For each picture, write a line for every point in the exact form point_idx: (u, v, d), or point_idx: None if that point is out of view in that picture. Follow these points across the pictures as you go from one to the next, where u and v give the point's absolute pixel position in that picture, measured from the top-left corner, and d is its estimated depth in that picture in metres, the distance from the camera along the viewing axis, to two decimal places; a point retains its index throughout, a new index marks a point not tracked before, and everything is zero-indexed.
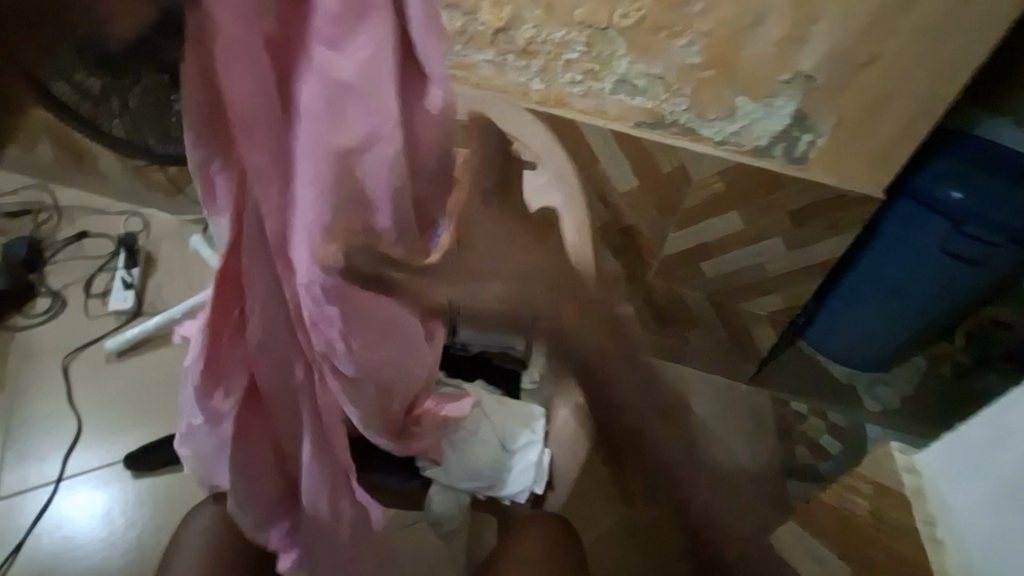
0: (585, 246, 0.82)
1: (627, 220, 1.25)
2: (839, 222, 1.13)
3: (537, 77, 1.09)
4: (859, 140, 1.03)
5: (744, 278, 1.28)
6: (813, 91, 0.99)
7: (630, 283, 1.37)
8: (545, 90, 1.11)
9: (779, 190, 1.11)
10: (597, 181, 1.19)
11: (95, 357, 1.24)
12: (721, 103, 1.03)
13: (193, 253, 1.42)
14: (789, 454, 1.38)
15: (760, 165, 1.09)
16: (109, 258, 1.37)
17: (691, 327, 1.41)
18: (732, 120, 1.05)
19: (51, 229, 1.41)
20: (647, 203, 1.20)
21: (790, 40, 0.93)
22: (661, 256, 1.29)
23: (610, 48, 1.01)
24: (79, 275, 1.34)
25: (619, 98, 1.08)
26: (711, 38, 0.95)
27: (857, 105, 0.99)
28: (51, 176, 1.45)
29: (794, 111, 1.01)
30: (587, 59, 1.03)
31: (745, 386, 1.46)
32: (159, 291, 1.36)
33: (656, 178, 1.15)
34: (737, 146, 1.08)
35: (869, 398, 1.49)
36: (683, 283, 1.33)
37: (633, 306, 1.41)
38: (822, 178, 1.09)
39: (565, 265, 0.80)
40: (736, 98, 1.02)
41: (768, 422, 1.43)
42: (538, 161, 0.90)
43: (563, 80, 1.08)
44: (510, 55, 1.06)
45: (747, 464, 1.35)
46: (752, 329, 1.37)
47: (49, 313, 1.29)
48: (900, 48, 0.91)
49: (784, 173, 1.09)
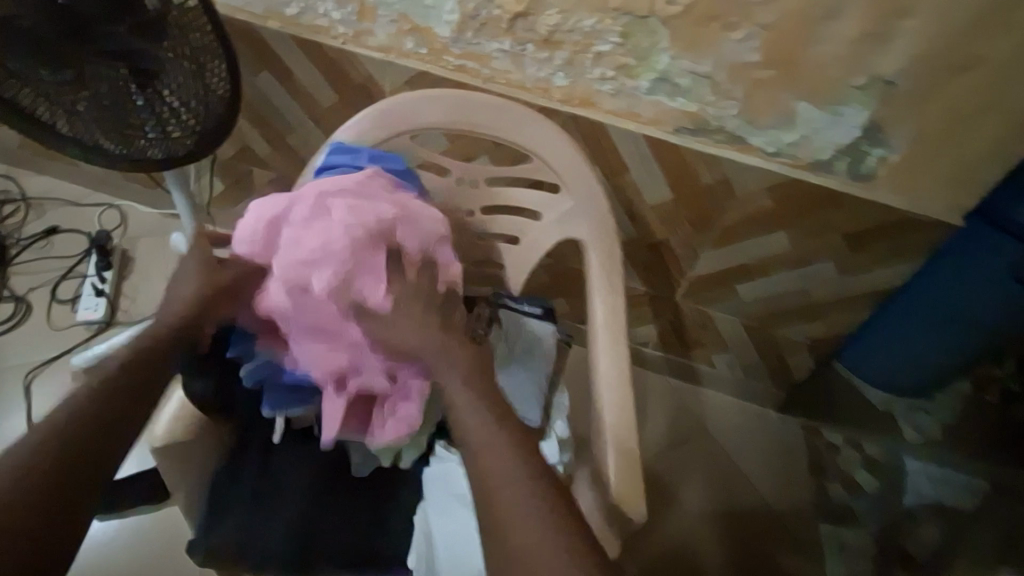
0: (614, 288, 0.72)
1: (656, 235, 1.11)
2: (903, 247, 0.99)
3: (560, 70, 0.92)
4: (938, 156, 0.88)
5: (783, 303, 1.15)
6: (891, 99, 0.82)
7: (655, 301, 1.23)
8: (570, 86, 0.94)
9: (840, 209, 0.96)
10: (624, 191, 1.05)
11: (63, 375, 1.14)
12: (779, 107, 0.87)
13: (174, 251, 1.30)
14: (823, 492, 1.29)
15: (817, 181, 0.94)
16: (80, 258, 1.27)
17: (719, 350, 1.28)
18: (789, 129, 0.89)
19: (17, 222, 1.30)
20: (681, 218, 1.06)
21: (873, 38, 0.77)
22: (692, 275, 1.15)
23: (650, 40, 0.84)
24: (46, 278, 1.24)
25: (655, 100, 0.92)
26: (772, 31, 0.78)
27: (942, 115, 0.83)
28: (17, 163, 1.34)
29: (865, 122, 0.85)
30: (620, 53, 0.87)
31: (775, 414, 1.37)
32: (133, 297, 1.25)
33: (694, 192, 1.01)
34: (792, 159, 0.93)
35: (908, 428, 1.23)
36: (716, 304, 1.19)
37: (656, 325, 1.28)
38: (887, 197, 0.93)
39: (595, 313, 0.72)
40: (796, 105, 0.86)
41: (799, 456, 1.33)
42: (563, 182, 0.75)
43: (592, 76, 0.91)
44: (530, 45, 0.90)
45: (776, 502, 1.27)
46: (788, 356, 1.25)
47: (12, 321, 1.19)
48: (1010, 48, 0.74)
49: (844, 193, 0.94)
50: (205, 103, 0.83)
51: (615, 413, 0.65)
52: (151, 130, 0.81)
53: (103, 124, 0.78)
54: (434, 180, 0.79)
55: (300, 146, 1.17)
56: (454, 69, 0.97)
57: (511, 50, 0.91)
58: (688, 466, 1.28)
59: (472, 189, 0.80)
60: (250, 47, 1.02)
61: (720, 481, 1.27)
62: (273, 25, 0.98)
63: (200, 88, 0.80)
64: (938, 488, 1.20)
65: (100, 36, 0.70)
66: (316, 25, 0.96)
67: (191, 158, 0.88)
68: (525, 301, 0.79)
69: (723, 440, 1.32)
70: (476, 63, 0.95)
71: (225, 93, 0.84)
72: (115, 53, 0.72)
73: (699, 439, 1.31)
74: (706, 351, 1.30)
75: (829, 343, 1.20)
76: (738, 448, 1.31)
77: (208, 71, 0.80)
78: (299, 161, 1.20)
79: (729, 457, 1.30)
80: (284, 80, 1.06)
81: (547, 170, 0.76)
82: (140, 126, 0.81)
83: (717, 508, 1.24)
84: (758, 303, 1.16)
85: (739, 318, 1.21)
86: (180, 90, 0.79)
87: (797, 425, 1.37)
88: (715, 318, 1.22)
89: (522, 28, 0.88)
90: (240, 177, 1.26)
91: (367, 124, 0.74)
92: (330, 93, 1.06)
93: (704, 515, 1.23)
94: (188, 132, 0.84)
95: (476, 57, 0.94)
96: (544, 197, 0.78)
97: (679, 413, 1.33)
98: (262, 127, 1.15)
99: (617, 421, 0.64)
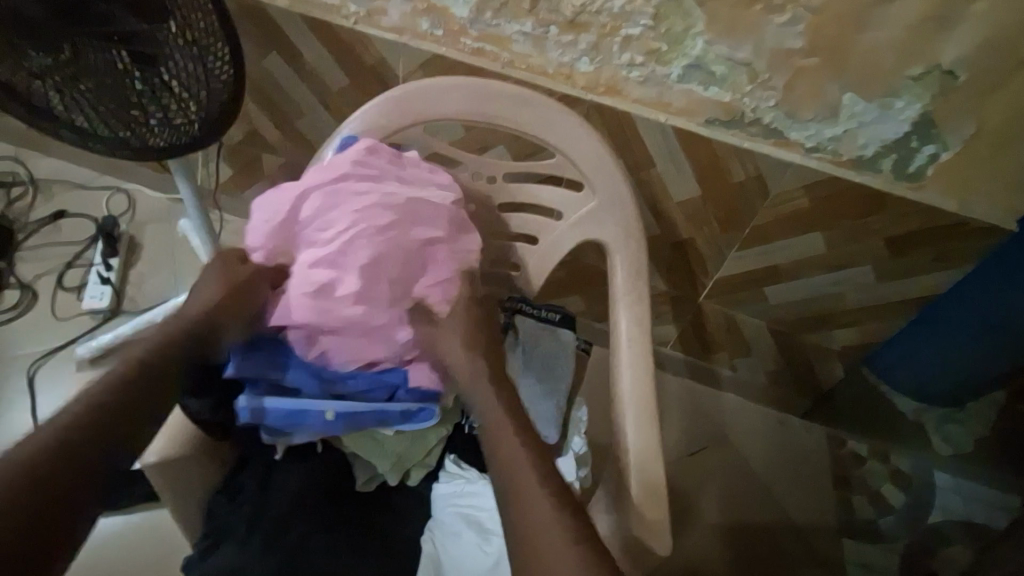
0: (636, 292, 0.70)
1: (682, 234, 1.05)
2: (948, 252, 0.92)
3: (585, 56, 0.85)
4: (996, 156, 0.80)
5: (814, 308, 1.09)
6: (948, 92, 0.75)
7: (677, 302, 1.18)
8: (595, 73, 0.87)
9: (880, 214, 0.90)
10: (650, 187, 0.99)
11: (66, 365, 1.13)
12: (822, 99, 0.80)
13: (180, 237, 1.27)
14: (846, 506, 1.24)
15: (859, 180, 0.87)
16: (85, 245, 1.25)
17: (742, 354, 1.23)
18: (833, 122, 0.82)
19: (23, 205, 1.27)
20: (710, 216, 1.00)
21: (934, 24, 0.69)
22: (718, 276, 1.09)
23: (684, 23, 0.77)
24: (50, 265, 1.22)
25: (687, 88, 0.85)
26: (822, 16, 0.71)
27: (1005, 111, 0.76)
28: (22, 143, 1.30)
29: (917, 117, 0.78)
30: (651, 37, 0.80)
31: (797, 420, 1.31)
32: (140, 285, 1.22)
33: (724, 190, 0.95)
34: (833, 155, 0.86)
35: (938, 439, 1.21)
36: (742, 307, 1.14)
37: (678, 326, 1.22)
38: (934, 198, 0.86)
39: (618, 322, 0.70)
40: (842, 96, 0.79)
41: (822, 465, 1.28)
42: (586, 179, 0.71)
43: (619, 61, 0.84)
44: (553, 28, 0.83)
45: (799, 516, 1.22)
46: (817, 363, 1.19)
47: (16, 308, 1.17)
48: None
49: (889, 194, 0.87)
50: (207, 89, 0.77)
51: (637, 431, 0.64)
52: (155, 117, 0.77)
53: (101, 110, 0.74)
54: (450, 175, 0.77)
55: (310, 132, 1.12)
56: (471, 54, 0.90)
57: (533, 33, 0.85)
58: (706, 474, 1.24)
59: (489, 185, 0.77)
60: (259, 28, 0.97)
61: (736, 490, 1.23)
62: (281, 3, 0.92)
63: (201, 73, 0.75)
64: (968, 504, 1.23)
65: (94, 15, 0.65)
66: (327, 4, 0.91)
67: (195, 145, 0.83)
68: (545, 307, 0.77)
69: (745, 449, 1.27)
70: (495, 46, 0.88)
71: (229, 76, 0.79)
72: (111, 33, 0.67)
73: (719, 447, 1.27)
74: (728, 356, 1.24)
75: (860, 351, 1.14)
76: (759, 458, 1.27)
77: (211, 54, 0.75)
78: (308, 148, 1.15)
79: (749, 467, 1.26)
80: (293, 64, 1.01)
81: (570, 165, 0.72)
82: (139, 113, 0.76)
83: (733, 521, 1.19)
84: (786, 306, 1.11)
85: (767, 323, 1.15)
86: (181, 72, 0.74)
87: (821, 431, 1.31)
88: (741, 321, 1.17)
89: (546, 9, 0.81)
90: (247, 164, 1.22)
91: (380, 114, 0.71)
92: (340, 76, 1.00)
93: (723, 528, 1.19)
94: (192, 119, 0.80)
95: (495, 39, 0.87)
96: (566, 195, 0.74)
97: (698, 420, 1.29)
98: (270, 111, 1.10)
99: (639, 440, 0.64)
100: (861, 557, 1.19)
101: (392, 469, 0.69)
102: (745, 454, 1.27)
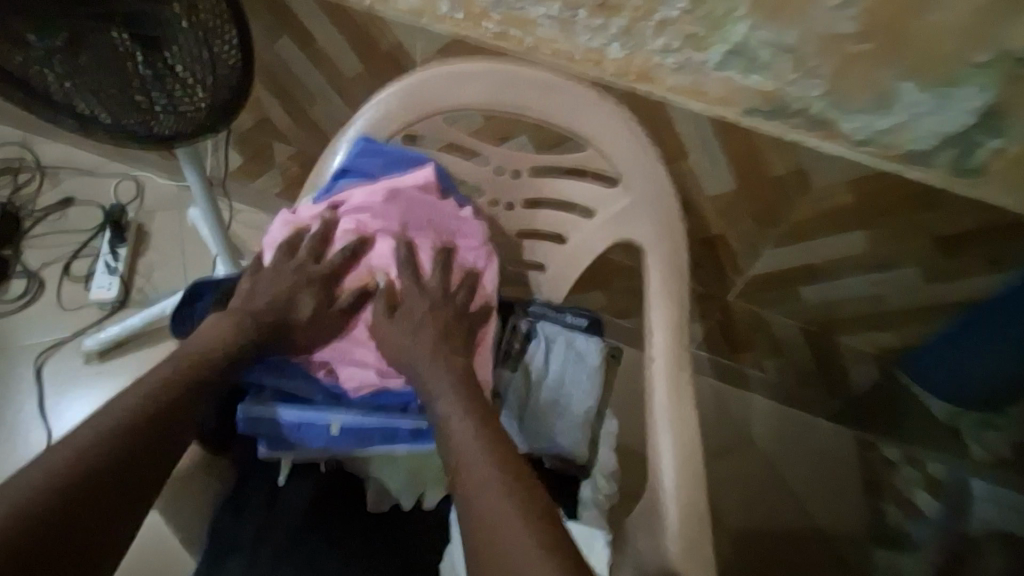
0: (671, 295, 0.67)
1: (712, 229, 1.00)
2: (1000, 254, 0.86)
3: (616, 40, 0.79)
4: None
5: (850, 310, 1.04)
6: (1020, 82, 0.67)
7: (704, 300, 1.13)
8: (626, 58, 0.81)
9: (931, 210, 0.84)
10: (680, 180, 0.94)
11: (72, 358, 1.11)
12: (873, 89, 0.72)
13: (190, 226, 1.24)
14: (875, 513, 1.20)
15: (909, 175, 0.80)
16: (94, 233, 1.22)
17: (770, 355, 1.18)
18: (884, 114, 0.75)
19: (31, 192, 1.24)
20: (744, 211, 0.95)
21: (1011, 5, 0.61)
22: (749, 274, 1.04)
23: (725, 6, 0.70)
24: (59, 254, 1.20)
25: (725, 77, 0.78)
26: None
27: None
28: (31, 128, 1.27)
29: (981, 109, 0.70)
30: (689, 20, 0.72)
31: (825, 423, 1.27)
32: (148, 276, 1.20)
33: (764, 185, 0.90)
34: (882, 150, 0.79)
35: (972, 444, 1.13)
36: (772, 307, 1.08)
37: (703, 325, 1.18)
38: (993, 197, 0.79)
39: (650, 327, 0.67)
40: (897, 86, 0.71)
41: (851, 468, 1.23)
42: (621, 176, 0.69)
43: (653, 46, 0.78)
44: (582, 9, 0.76)
45: (825, 522, 1.19)
46: (849, 366, 1.14)
47: (25, 298, 1.15)
48: None
49: (941, 191, 0.80)
50: (217, 73, 0.74)
51: (676, 443, 0.61)
52: (159, 105, 0.73)
53: (103, 96, 0.70)
54: (472, 169, 0.74)
55: (321, 120, 1.07)
56: (493, 37, 0.84)
57: (559, 16, 0.78)
58: (730, 478, 1.21)
59: (513, 180, 0.74)
60: (269, 9, 0.92)
61: (758, 493, 1.20)
62: None
63: (210, 58, 0.71)
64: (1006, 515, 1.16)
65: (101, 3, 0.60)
66: None
67: (205, 132, 0.80)
68: (569, 311, 0.73)
69: (768, 450, 1.23)
70: (518, 29, 0.82)
71: (235, 61, 0.75)
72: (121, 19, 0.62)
73: (743, 450, 1.23)
74: (755, 356, 1.19)
75: (897, 354, 1.09)
76: (784, 461, 1.23)
77: (217, 37, 0.70)
78: (321, 136, 1.10)
79: (773, 470, 1.22)
80: (304, 48, 0.96)
81: (601, 160, 0.69)
82: (148, 101, 0.72)
83: (754, 531, 1.16)
84: (820, 307, 1.05)
85: (798, 324, 1.10)
86: (189, 58, 0.70)
87: (851, 435, 1.26)
88: (770, 321, 1.11)
89: None
90: (259, 151, 1.18)
91: (400, 105, 0.68)
92: (355, 61, 0.95)
93: (744, 532, 1.16)
94: (199, 106, 0.76)
95: (519, 22, 0.81)
96: (597, 192, 0.72)
97: (723, 420, 1.25)
98: (281, 97, 1.05)
99: (677, 453, 0.60)
100: (889, 563, 1.16)
101: (406, 487, 0.66)
102: (770, 457, 1.23)
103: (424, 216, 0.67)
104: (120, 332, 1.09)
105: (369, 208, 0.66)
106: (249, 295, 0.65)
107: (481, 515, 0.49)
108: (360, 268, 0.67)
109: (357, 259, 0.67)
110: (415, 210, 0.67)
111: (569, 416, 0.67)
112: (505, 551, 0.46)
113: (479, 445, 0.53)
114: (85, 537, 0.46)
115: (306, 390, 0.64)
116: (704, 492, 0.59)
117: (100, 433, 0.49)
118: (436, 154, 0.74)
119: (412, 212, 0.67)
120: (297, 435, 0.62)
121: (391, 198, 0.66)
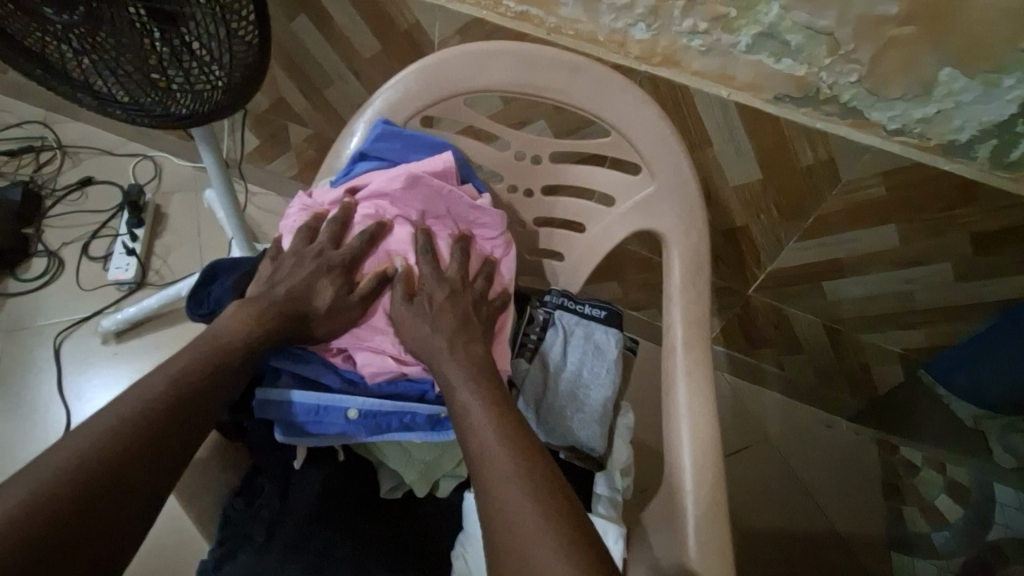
0: (694, 289, 0.66)
1: (735, 221, 0.97)
2: None
3: (641, 21, 0.76)
4: None
5: (876, 308, 1.01)
6: None
7: (724, 294, 1.10)
8: (652, 41, 0.78)
9: (968, 205, 0.80)
10: (704, 168, 0.91)
11: (90, 338, 1.12)
12: (913, 74, 0.69)
13: (207, 209, 1.24)
14: (894, 517, 1.18)
15: (946, 166, 0.77)
16: (114, 213, 1.23)
17: (790, 351, 1.15)
18: (923, 102, 0.71)
19: (53, 171, 1.25)
20: (770, 204, 0.92)
21: None
22: (771, 269, 1.01)
23: None
24: (80, 233, 1.21)
25: (755, 61, 0.75)
26: None
27: None
28: (54, 108, 1.29)
29: None
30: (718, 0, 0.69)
31: (845, 423, 1.27)
32: (165, 257, 1.20)
33: (791, 177, 0.87)
34: (919, 139, 0.75)
35: (998, 448, 0.97)
36: (795, 303, 1.05)
37: (722, 319, 1.15)
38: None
39: (671, 320, 0.65)
40: (939, 71, 0.67)
41: (869, 470, 1.23)
42: (645, 163, 0.67)
43: (680, 28, 0.75)
44: None
45: (845, 526, 1.18)
46: (872, 365, 1.11)
47: (45, 276, 1.16)
48: None
49: (980, 184, 0.76)
50: (234, 51, 0.72)
51: (697, 437, 0.59)
52: (176, 83, 0.72)
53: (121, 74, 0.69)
54: (490, 154, 0.72)
55: (337, 101, 1.06)
56: (514, 18, 0.82)
57: None
58: (747, 477, 1.19)
59: (533, 165, 0.72)
60: None
61: (773, 493, 1.18)
62: None
63: (225, 35, 0.69)
64: None
65: None
66: None
67: (222, 111, 0.79)
68: (587, 303, 0.72)
69: (785, 450, 1.22)
70: (540, 10, 0.80)
71: (253, 38, 0.72)
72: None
73: (759, 448, 1.22)
74: (775, 352, 1.17)
75: (924, 354, 1.05)
76: (800, 461, 1.22)
77: (231, 12, 0.68)
78: (337, 118, 1.09)
79: (789, 469, 1.21)
80: (322, 28, 0.94)
81: (624, 146, 0.67)
82: (165, 81, 0.71)
83: (770, 532, 1.14)
84: (845, 304, 1.02)
85: (821, 321, 1.07)
86: (205, 35, 0.68)
87: (871, 437, 1.25)
88: (792, 317, 1.08)
89: None
90: (276, 133, 1.18)
91: (417, 87, 0.67)
92: (373, 42, 0.94)
93: (759, 533, 1.14)
94: (216, 84, 0.75)
95: (541, 2, 0.79)
96: (619, 179, 0.69)
97: (739, 416, 1.24)
98: (299, 78, 1.04)
99: (698, 447, 0.59)
100: None
101: (420, 479, 0.65)
102: (788, 457, 1.22)
103: (443, 204, 0.67)
104: (136, 314, 1.09)
105: (389, 195, 0.66)
106: (268, 282, 0.64)
107: (497, 509, 0.47)
108: (379, 253, 0.67)
109: (375, 245, 0.66)
110: (435, 198, 0.67)
111: (587, 406, 0.65)
112: (521, 545, 0.44)
113: (495, 436, 0.52)
114: (92, 552, 0.42)
115: (323, 375, 0.63)
116: (726, 490, 0.57)
117: (129, 417, 0.48)
118: (453, 138, 0.72)
119: (432, 200, 0.67)
120: (313, 423, 0.61)
121: (410, 185, 0.65)
